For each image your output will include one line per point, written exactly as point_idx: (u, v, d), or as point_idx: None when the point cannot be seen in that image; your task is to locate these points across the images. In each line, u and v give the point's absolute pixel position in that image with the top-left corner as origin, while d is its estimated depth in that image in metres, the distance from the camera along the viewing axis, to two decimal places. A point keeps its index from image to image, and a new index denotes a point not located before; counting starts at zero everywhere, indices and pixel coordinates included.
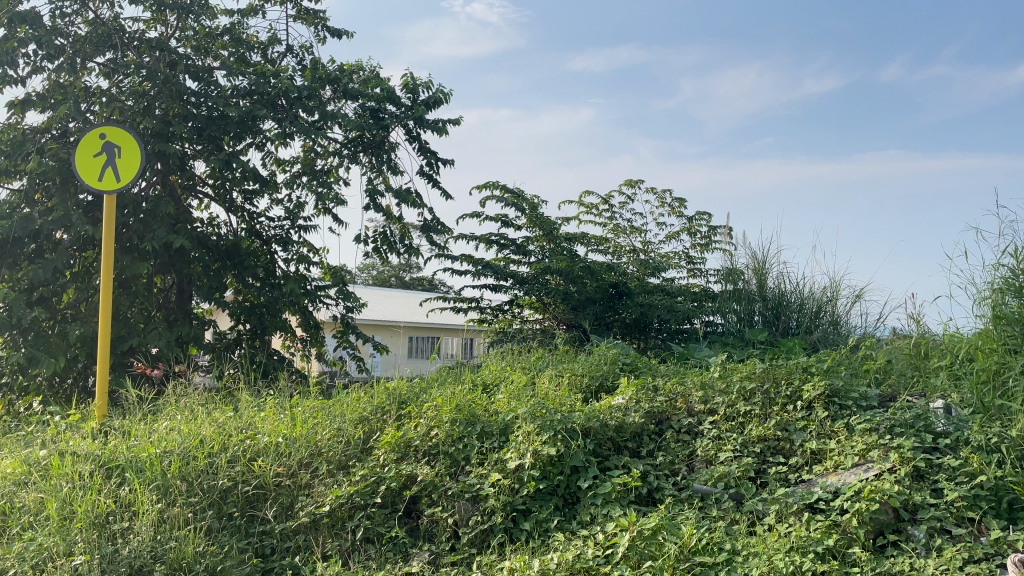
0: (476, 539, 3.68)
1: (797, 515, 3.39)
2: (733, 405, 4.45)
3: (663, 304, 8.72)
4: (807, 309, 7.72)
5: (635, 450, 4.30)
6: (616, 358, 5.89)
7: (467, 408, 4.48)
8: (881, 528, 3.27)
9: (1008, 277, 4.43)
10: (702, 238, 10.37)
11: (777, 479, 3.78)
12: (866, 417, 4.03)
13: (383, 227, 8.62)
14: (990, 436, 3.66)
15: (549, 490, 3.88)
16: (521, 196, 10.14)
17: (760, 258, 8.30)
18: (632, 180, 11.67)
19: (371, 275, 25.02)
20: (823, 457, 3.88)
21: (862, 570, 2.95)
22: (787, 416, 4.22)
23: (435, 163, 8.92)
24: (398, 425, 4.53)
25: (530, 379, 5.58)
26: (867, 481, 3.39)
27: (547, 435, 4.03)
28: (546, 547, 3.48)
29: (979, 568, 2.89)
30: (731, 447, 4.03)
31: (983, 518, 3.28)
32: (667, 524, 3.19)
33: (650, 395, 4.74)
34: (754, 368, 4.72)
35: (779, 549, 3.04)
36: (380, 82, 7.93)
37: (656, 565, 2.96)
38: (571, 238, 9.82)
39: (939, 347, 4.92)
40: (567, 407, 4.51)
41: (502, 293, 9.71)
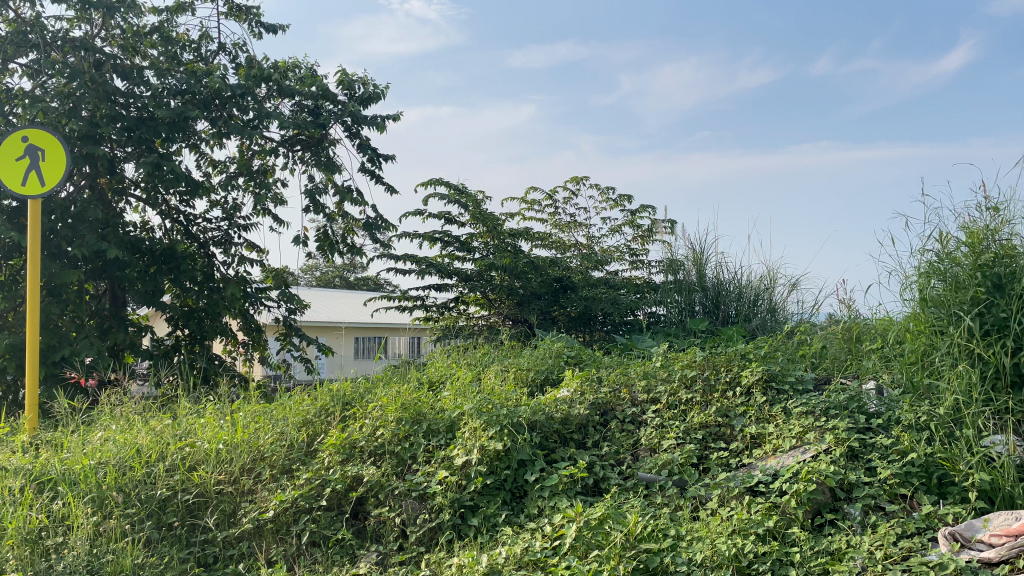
0: (424, 538, 3.67)
1: (738, 499, 3.46)
2: (675, 394, 4.54)
3: (606, 296, 8.79)
4: (746, 298, 7.91)
5: (580, 442, 4.33)
6: (561, 351, 5.93)
7: (412, 407, 4.46)
8: (818, 508, 3.37)
9: (934, 261, 4.36)
10: (644, 231, 10.50)
11: (719, 464, 3.87)
12: (802, 401, 4.16)
13: (326, 227, 8.51)
14: (920, 415, 3.80)
15: (497, 485, 3.89)
16: (464, 192, 10.13)
17: (700, 249, 8.45)
18: (578, 179, 11.71)
19: (314, 276, 24.69)
20: (763, 441, 3.97)
21: (801, 549, 3.04)
22: (727, 402, 4.32)
23: (376, 160, 8.85)
24: (342, 426, 4.49)
25: (477, 376, 5.60)
26: (805, 463, 3.50)
27: (494, 430, 4.03)
28: (494, 542, 3.48)
29: (912, 542, 2.98)
30: (674, 435, 4.10)
31: (915, 494, 3.40)
32: (614, 512, 3.23)
33: (594, 386, 4.80)
34: (694, 356, 4.82)
35: (722, 533, 3.11)
36: (315, 79, 7.82)
37: (602, 554, 2.97)
38: (515, 234, 9.86)
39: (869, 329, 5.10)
40: (513, 402, 4.52)
41: (447, 291, 9.69)
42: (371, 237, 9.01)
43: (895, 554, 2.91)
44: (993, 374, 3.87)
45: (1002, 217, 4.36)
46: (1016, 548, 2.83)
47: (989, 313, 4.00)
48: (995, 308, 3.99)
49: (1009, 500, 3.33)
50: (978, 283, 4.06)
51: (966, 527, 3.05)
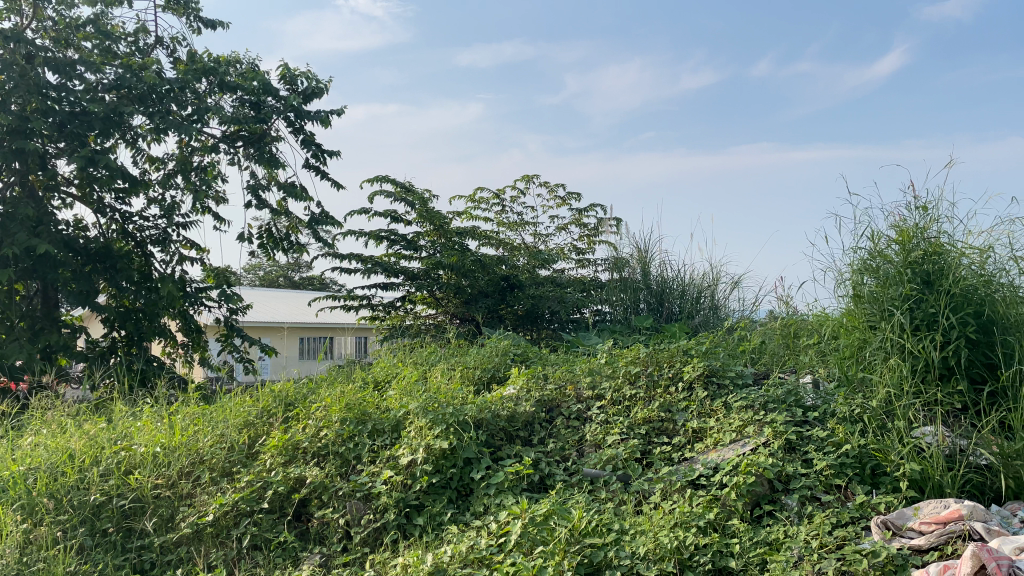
0: (369, 539, 3.64)
1: (680, 492, 3.52)
2: (619, 390, 4.59)
3: (553, 295, 8.84)
4: (689, 295, 8.03)
5: (526, 439, 4.34)
6: (507, 349, 5.95)
7: (357, 407, 4.43)
8: (758, 500, 3.45)
9: (866, 258, 4.51)
10: (590, 230, 10.58)
11: (662, 458, 3.93)
12: (741, 395, 4.26)
13: (269, 224, 8.37)
14: (854, 408, 3.94)
15: (443, 483, 3.88)
16: (411, 190, 10.09)
17: (644, 248, 8.57)
18: (526, 176, 11.75)
19: (257, 275, 24.25)
20: (704, 435, 4.05)
21: (741, 541, 3.10)
22: (670, 398, 4.39)
23: (320, 156, 8.74)
24: (284, 427, 4.43)
25: (423, 375, 5.58)
26: (744, 456, 3.58)
27: (439, 428, 4.02)
28: (440, 540, 3.47)
29: (846, 531, 3.07)
30: (618, 430, 4.14)
31: (849, 485, 3.50)
32: (559, 509, 3.24)
33: (540, 383, 4.83)
34: (638, 353, 4.89)
35: (665, 526, 3.15)
36: (257, 73, 7.69)
37: (547, 550, 2.98)
38: (462, 232, 9.85)
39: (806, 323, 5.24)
40: (459, 400, 4.52)
41: (394, 290, 9.64)
42: (316, 235, 8.90)
43: (830, 543, 2.99)
44: (923, 367, 4.00)
45: (930, 216, 4.51)
46: (944, 535, 2.94)
47: (918, 308, 4.14)
48: (924, 303, 4.13)
49: (938, 489, 3.45)
50: (908, 279, 4.20)
51: (898, 515, 3.15)
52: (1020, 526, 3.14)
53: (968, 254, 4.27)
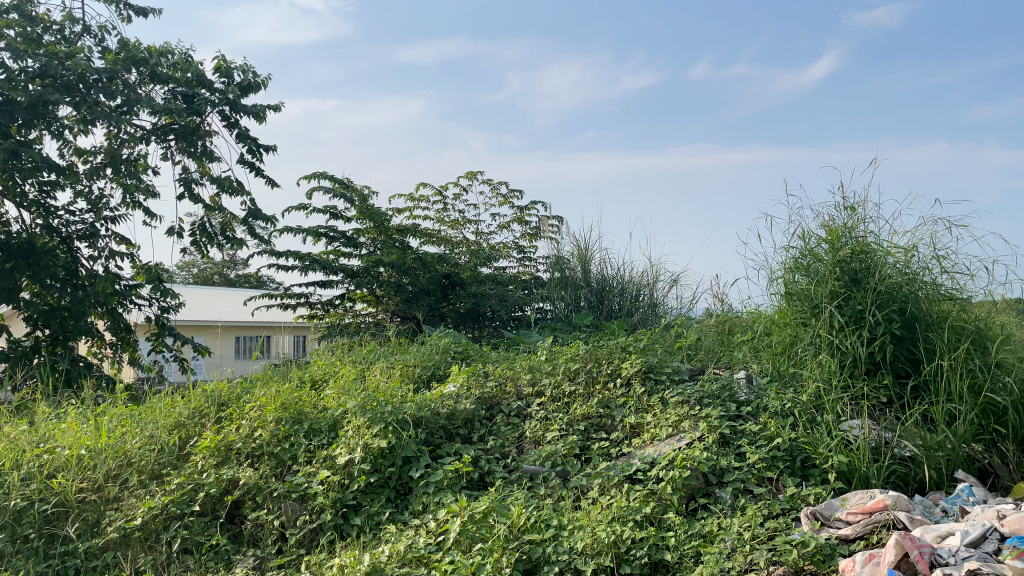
0: (305, 540, 3.58)
1: (617, 487, 3.56)
2: (558, 386, 4.63)
3: (494, 293, 8.88)
4: (628, 293, 8.13)
5: (466, 436, 4.33)
6: (447, 346, 5.93)
7: (293, 406, 4.36)
8: (693, 493, 3.52)
9: (798, 256, 4.65)
10: (531, 228, 10.64)
11: (600, 454, 3.97)
12: (677, 390, 4.34)
13: (202, 219, 8.16)
14: (785, 402, 4.05)
15: (381, 483, 3.84)
16: (350, 187, 9.98)
17: (584, 246, 8.66)
18: (469, 174, 11.75)
19: (191, 273, 23.60)
20: (641, 430, 4.11)
21: (676, 533, 3.16)
22: (608, 394, 4.45)
23: (256, 151, 8.57)
24: (217, 428, 4.33)
25: (362, 373, 5.53)
26: (679, 450, 3.65)
27: (378, 427, 3.98)
28: (377, 540, 3.44)
29: (777, 522, 3.15)
30: (557, 426, 4.17)
31: (780, 477, 3.59)
32: (498, 506, 3.26)
33: (480, 381, 4.83)
34: (577, 350, 4.94)
35: (602, 521, 3.19)
36: (190, 65, 7.51)
37: (486, 547, 2.98)
38: (403, 230, 9.79)
39: (739, 320, 5.37)
40: (398, 398, 4.48)
41: (333, 288, 9.52)
42: (252, 231, 8.72)
43: (762, 534, 3.06)
44: (850, 362, 4.13)
45: (857, 216, 4.68)
46: (870, 525, 3.05)
47: (846, 305, 4.29)
48: (852, 301, 4.28)
49: (864, 480, 3.57)
50: (837, 277, 4.35)
51: (826, 506, 3.25)
52: (940, 515, 3.27)
53: (893, 253, 4.44)
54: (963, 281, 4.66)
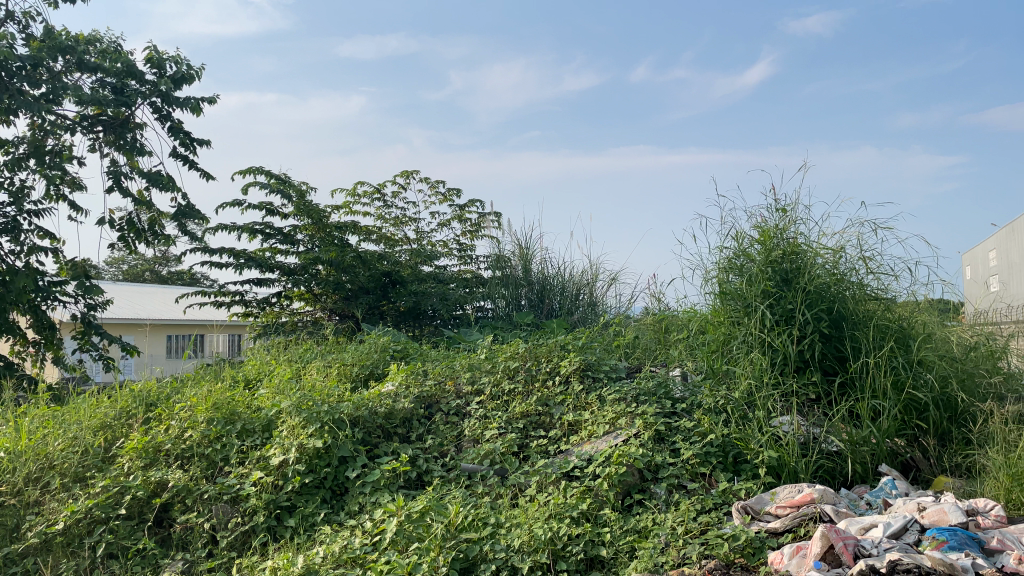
0: (236, 543, 3.50)
1: (555, 484, 3.59)
2: (497, 384, 4.63)
3: (435, 292, 8.87)
4: (568, 292, 8.19)
5: (404, 435, 4.30)
6: (386, 345, 5.88)
7: (226, 406, 4.27)
8: (628, 490, 3.57)
9: (732, 256, 4.76)
10: (472, 226, 10.64)
11: (538, 451, 3.98)
12: (615, 388, 4.39)
13: (130, 213, 7.90)
14: (718, 399, 4.14)
15: (316, 484, 3.79)
16: (287, 182, 9.81)
17: (525, 245, 8.69)
18: (406, 171, 11.69)
19: (121, 270, 22.87)
20: (579, 428, 4.15)
21: (611, 529, 3.20)
22: (547, 392, 4.48)
23: (190, 145, 8.35)
24: (145, 428, 4.22)
25: (298, 373, 5.44)
26: (616, 447, 3.70)
27: (314, 427, 3.93)
28: (312, 541, 3.39)
29: (710, 517, 3.22)
30: (496, 424, 4.17)
31: (713, 473, 3.66)
32: (435, 505, 3.25)
33: (419, 379, 4.81)
34: (517, 348, 4.97)
35: (539, 518, 3.21)
36: (120, 54, 7.27)
37: (422, 546, 2.97)
38: (342, 227, 9.70)
39: (675, 319, 5.45)
40: (335, 397, 4.42)
41: (269, 285, 9.34)
42: (184, 227, 8.49)
43: (694, 529, 3.12)
44: (781, 360, 4.25)
45: (789, 217, 4.81)
46: (798, 518, 3.14)
47: (777, 305, 4.41)
48: (783, 300, 4.41)
49: (793, 474, 3.67)
50: (768, 277, 4.47)
51: (757, 501, 3.34)
52: (865, 508, 3.39)
53: (822, 254, 4.58)
54: (887, 282, 4.85)
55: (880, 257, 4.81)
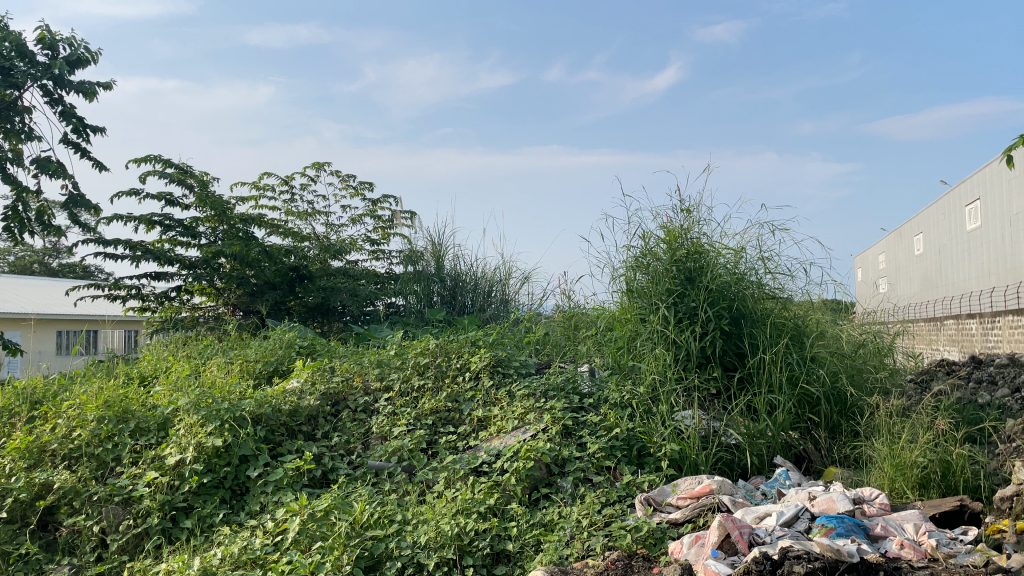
0: (128, 546, 3.36)
1: (463, 480, 3.59)
2: (407, 381, 4.60)
3: (345, 287, 8.73)
4: (481, 289, 8.17)
5: (309, 433, 4.21)
6: (292, 341, 5.73)
7: (118, 404, 4.09)
8: (536, 484, 3.60)
9: (638, 255, 4.88)
10: (385, 222, 10.51)
11: (447, 447, 3.97)
12: (524, 384, 4.44)
13: (16, 202, 7.44)
14: (624, 394, 4.23)
15: (215, 483, 3.66)
16: (188, 172, 9.47)
17: (438, 241, 8.66)
18: (316, 164, 11.47)
19: (6, 262, 21.53)
20: (488, 423, 4.15)
21: (518, 523, 3.22)
22: (457, 388, 4.47)
23: (83, 131, 7.94)
24: (29, 428, 4.01)
25: (197, 371, 5.25)
26: (524, 442, 3.73)
27: (212, 425, 3.80)
28: (210, 543, 3.28)
29: (614, 509, 3.28)
30: (405, 421, 4.14)
31: (618, 466, 3.73)
32: (340, 503, 3.19)
33: (326, 376, 4.71)
34: (427, 344, 4.94)
35: (446, 514, 3.19)
36: (8, 33, 6.84)
37: (326, 546, 2.92)
38: (246, 219, 9.49)
39: (584, 316, 5.53)
40: (236, 395, 4.29)
41: (169, 279, 9.00)
42: (74, 218, 8.06)
43: (599, 521, 3.18)
44: (684, 356, 4.37)
45: (693, 218, 4.97)
46: (697, 508, 3.24)
47: (681, 303, 4.56)
48: (686, 298, 4.56)
49: (694, 467, 3.79)
50: (673, 276, 4.62)
51: (659, 493, 3.42)
52: (760, 498, 3.53)
53: (723, 254, 4.76)
54: (784, 282, 5.07)
55: (778, 257, 5.02)
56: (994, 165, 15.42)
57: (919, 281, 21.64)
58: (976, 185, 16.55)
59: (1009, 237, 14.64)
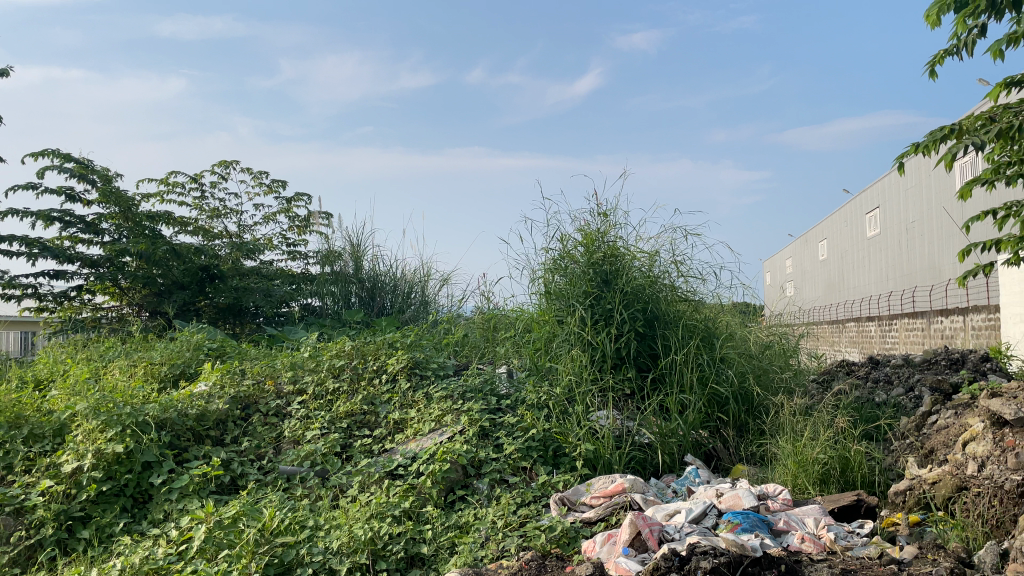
0: (19, 558, 3.21)
1: (377, 484, 3.55)
2: (321, 383, 4.52)
3: (258, 288, 8.53)
4: (400, 290, 8.08)
5: (218, 438, 4.08)
6: (200, 343, 5.54)
7: (10, 409, 3.89)
8: (452, 486, 3.59)
9: (556, 257, 4.94)
10: (301, 221, 10.30)
11: (361, 451, 3.92)
12: (442, 385, 4.42)
13: None
14: (541, 395, 4.27)
15: (115, 492, 3.51)
16: (88, 167, 9.07)
17: (357, 242, 8.53)
18: (226, 161, 11.16)
19: None
20: (404, 426, 4.12)
21: (433, 526, 3.21)
22: (373, 390, 4.41)
23: None
24: None
25: (98, 374, 5.03)
26: (441, 444, 3.71)
27: (113, 431, 3.63)
28: (109, 554, 3.15)
29: (529, 510, 3.30)
30: (318, 425, 4.06)
31: (533, 466, 3.76)
32: (249, 510, 3.11)
33: (235, 379, 4.58)
34: (343, 346, 4.86)
35: (360, 519, 3.15)
36: None
37: (233, 554, 2.83)
38: (153, 217, 9.15)
39: (502, 317, 5.55)
40: (139, 399, 4.11)
41: (68, 278, 8.58)
42: None
43: (514, 521, 3.19)
44: (599, 357, 4.44)
45: (609, 222, 5.05)
46: (610, 507, 3.29)
47: (597, 305, 4.63)
48: (602, 300, 4.64)
49: (608, 466, 3.86)
50: (590, 278, 4.69)
51: (573, 492, 3.47)
52: (671, 495, 3.62)
53: (638, 258, 4.86)
54: (696, 285, 5.22)
55: (690, 261, 5.17)
56: (893, 175, 16.24)
57: (824, 285, 22.63)
58: (875, 194, 17.42)
59: (905, 243, 15.46)
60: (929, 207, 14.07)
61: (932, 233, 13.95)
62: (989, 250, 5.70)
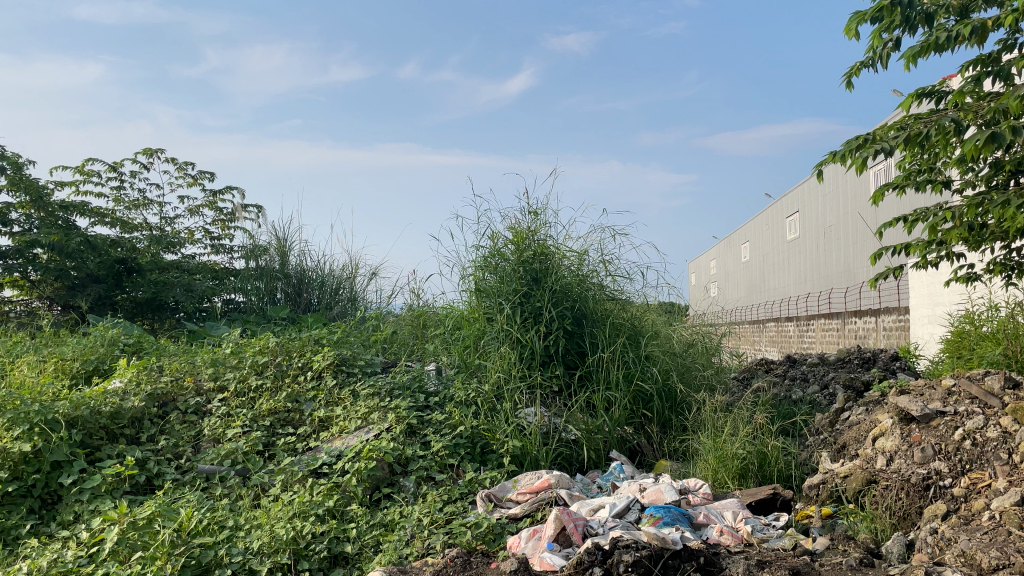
0: None
1: (301, 482, 3.49)
2: (243, 381, 4.42)
3: (179, 282, 8.26)
4: (328, 287, 7.95)
5: (133, 437, 3.94)
6: (116, 338, 5.33)
7: None
8: (377, 484, 3.55)
9: (486, 254, 4.95)
10: (226, 215, 10.04)
11: (284, 449, 3.84)
12: (369, 383, 4.37)
13: None
14: (469, 392, 4.26)
15: (21, 492, 3.36)
16: None
17: (283, 236, 8.35)
18: (149, 150, 10.78)
19: None
20: (330, 424, 4.05)
21: (357, 524, 3.17)
22: (298, 388, 4.33)
23: None
24: None
25: (3, 371, 4.79)
26: (367, 442, 3.68)
27: (19, 430, 3.47)
28: (14, 556, 3.02)
29: (455, 506, 3.30)
30: (239, 423, 3.97)
31: (460, 463, 3.76)
32: (165, 510, 3.01)
33: (153, 376, 4.43)
34: (267, 342, 4.75)
35: (282, 518, 3.08)
36: None
37: (147, 555, 2.74)
38: (68, 207, 8.78)
39: (432, 315, 5.53)
40: (48, 396, 3.94)
41: None
42: None
43: (439, 518, 3.18)
44: (528, 354, 4.47)
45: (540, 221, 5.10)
46: (536, 503, 3.32)
47: (526, 303, 4.66)
48: (532, 299, 4.67)
49: (534, 462, 3.89)
50: (520, 277, 4.73)
51: (499, 489, 3.48)
52: (596, 491, 3.68)
53: (567, 257, 4.92)
54: (623, 284, 5.31)
55: (618, 261, 5.25)
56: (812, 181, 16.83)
57: (746, 287, 23.32)
58: (794, 199, 18.04)
59: (823, 247, 16.04)
60: (846, 212, 14.64)
61: (848, 238, 14.52)
62: (899, 254, 5.94)
